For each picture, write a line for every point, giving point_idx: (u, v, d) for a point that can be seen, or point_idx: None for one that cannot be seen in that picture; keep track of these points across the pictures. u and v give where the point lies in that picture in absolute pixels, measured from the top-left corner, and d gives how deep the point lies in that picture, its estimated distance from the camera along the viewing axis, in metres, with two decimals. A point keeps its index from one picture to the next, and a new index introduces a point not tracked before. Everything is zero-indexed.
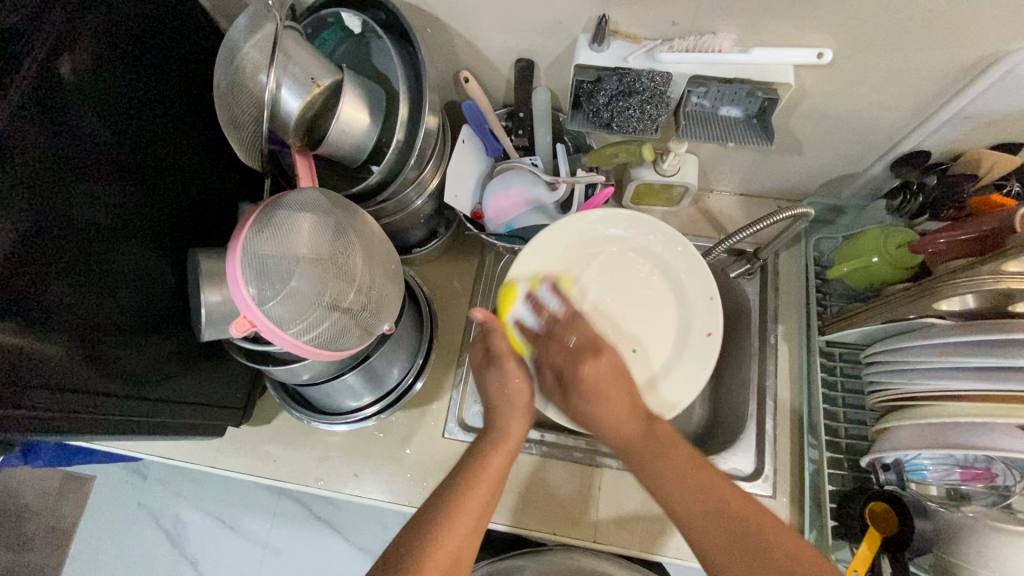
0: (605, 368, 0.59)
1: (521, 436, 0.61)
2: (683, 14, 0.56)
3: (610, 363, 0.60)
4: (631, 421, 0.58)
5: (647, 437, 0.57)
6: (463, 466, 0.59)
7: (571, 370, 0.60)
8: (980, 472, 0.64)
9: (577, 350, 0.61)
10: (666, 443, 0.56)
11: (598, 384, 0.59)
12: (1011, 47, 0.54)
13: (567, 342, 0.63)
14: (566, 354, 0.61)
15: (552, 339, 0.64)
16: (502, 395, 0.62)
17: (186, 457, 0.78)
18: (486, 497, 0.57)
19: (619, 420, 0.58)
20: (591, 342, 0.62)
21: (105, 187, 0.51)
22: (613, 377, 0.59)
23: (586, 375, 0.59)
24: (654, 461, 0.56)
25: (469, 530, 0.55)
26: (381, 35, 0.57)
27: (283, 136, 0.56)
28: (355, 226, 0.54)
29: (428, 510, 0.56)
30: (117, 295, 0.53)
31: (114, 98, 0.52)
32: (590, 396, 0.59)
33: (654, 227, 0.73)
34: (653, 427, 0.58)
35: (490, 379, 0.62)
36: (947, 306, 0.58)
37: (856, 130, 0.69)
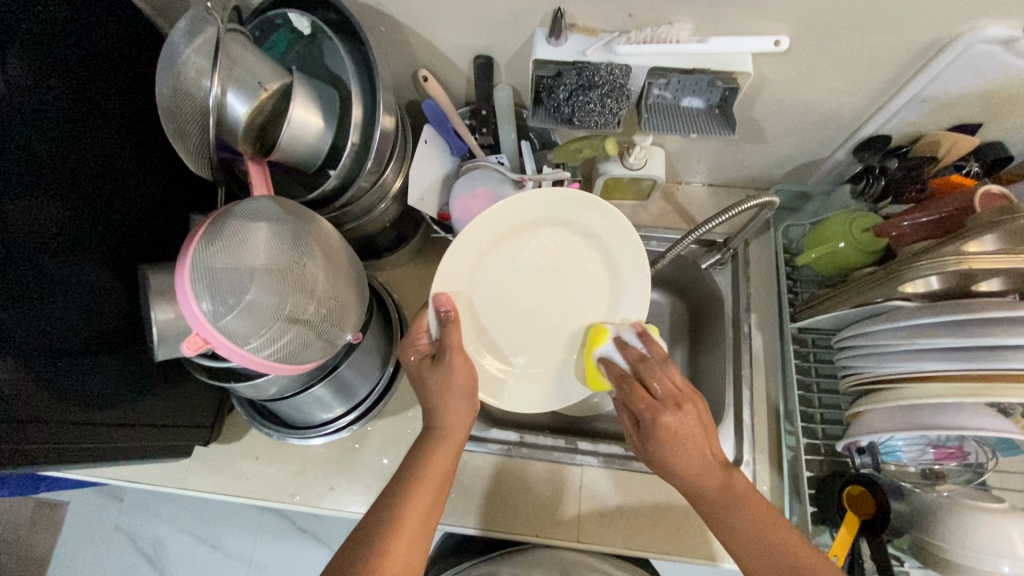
0: (691, 425, 0.57)
1: (464, 433, 0.63)
2: (639, 6, 0.55)
3: (695, 418, 0.58)
4: (711, 470, 0.58)
5: (727, 489, 0.58)
6: (413, 463, 0.59)
7: (650, 420, 0.58)
8: (952, 451, 0.65)
9: (664, 402, 0.58)
10: (743, 494, 0.57)
11: (678, 437, 0.57)
12: (960, 29, 0.54)
13: (654, 389, 0.60)
14: (645, 402, 0.59)
15: (637, 386, 0.61)
16: (447, 389, 0.62)
17: (154, 480, 0.75)
18: (433, 497, 0.58)
19: (694, 469, 0.58)
20: (679, 394, 0.59)
21: (43, 203, 0.48)
22: (693, 433, 0.58)
23: (669, 426, 0.57)
24: (727, 505, 0.57)
25: (423, 524, 0.56)
26: (331, 35, 0.56)
27: (232, 143, 0.54)
28: (312, 234, 0.53)
29: (383, 505, 0.57)
30: (65, 317, 0.50)
31: (47, 109, 0.49)
32: (670, 447, 0.58)
33: (583, 201, 0.64)
34: (732, 473, 0.59)
35: (435, 373, 0.61)
36: (912, 288, 0.59)
37: (817, 116, 0.69)
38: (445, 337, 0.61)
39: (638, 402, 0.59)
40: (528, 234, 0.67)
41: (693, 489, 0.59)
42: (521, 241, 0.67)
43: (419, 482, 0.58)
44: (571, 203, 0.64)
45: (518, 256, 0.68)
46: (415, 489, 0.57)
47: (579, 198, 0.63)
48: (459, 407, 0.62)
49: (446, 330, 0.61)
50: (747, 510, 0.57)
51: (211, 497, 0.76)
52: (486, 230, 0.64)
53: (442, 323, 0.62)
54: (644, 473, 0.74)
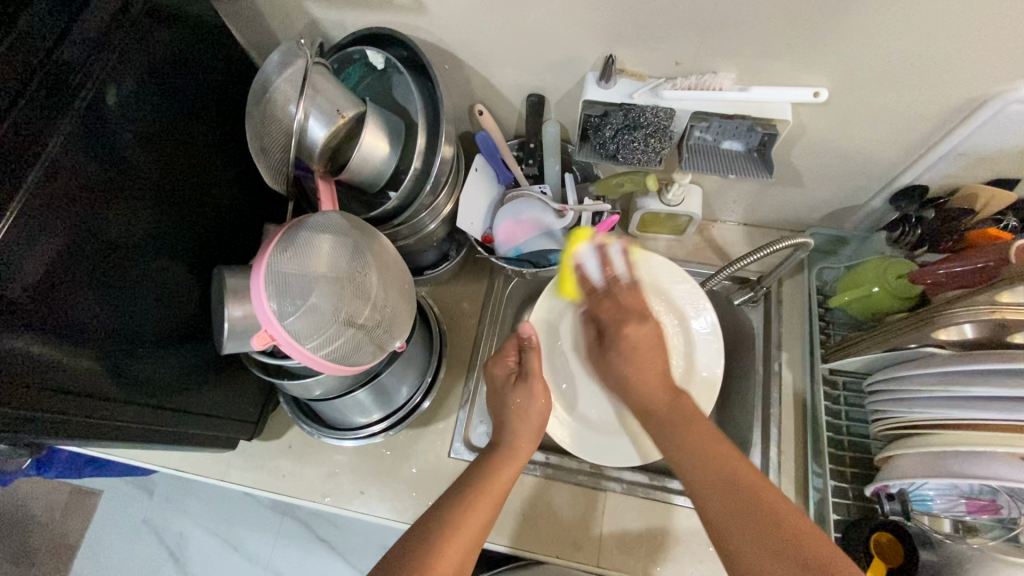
0: (648, 334, 0.66)
1: (528, 456, 0.67)
2: (685, 55, 0.60)
3: (655, 327, 0.67)
4: (661, 390, 0.64)
5: (675, 407, 0.62)
6: (477, 477, 0.62)
7: (615, 329, 0.67)
8: (985, 504, 0.62)
9: (627, 317, 0.68)
10: (691, 413, 0.61)
11: (637, 345, 0.66)
12: (997, 89, 0.56)
13: (621, 300, 0.69)
14: (614, 313, 0.68)
15: (608, 300, 0.69)
16: (523, 408, 0.69)
17: (198, 470, 0.80)
18: (494, 505, 0.60)
19: (651, 384, 0.65)
20: (640, 311, 0.68)
21: (139, 206, 0.55)
22: (653, 342, 0.66)
23: (628, 337, 0.66)
24: (685, 436, 0.58)
25: (478, 533, 0.57)
26: (402, 71, 0.62)
27: (308, 162, 0.60)
28: (372, 248, 0.57)
29: (439, 510, 0.58)
30: (145, 308, 0.56)
31: (153, 124, 0.56)
32: (627, 357, 0.66)
33: (665, 263, 0.80)
34: (681, 396, 0.63)
35: (516, 392, 0.70)
36: (946, 335, 0.59)
37: (854, 164, 0.72)
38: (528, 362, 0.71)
39: (607, 312, 0.69)
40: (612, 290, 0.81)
41: (648, 408, 0.64)
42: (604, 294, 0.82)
43: (485, 488, 0.60)
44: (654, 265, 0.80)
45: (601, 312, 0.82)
46: (482, 494, 0.59)
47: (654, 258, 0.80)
48: (529, 430, 0.68)
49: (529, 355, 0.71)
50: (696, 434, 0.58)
51: (249, 492, 0.80)
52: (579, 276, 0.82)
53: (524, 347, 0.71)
54: (667, 503, 0.75)
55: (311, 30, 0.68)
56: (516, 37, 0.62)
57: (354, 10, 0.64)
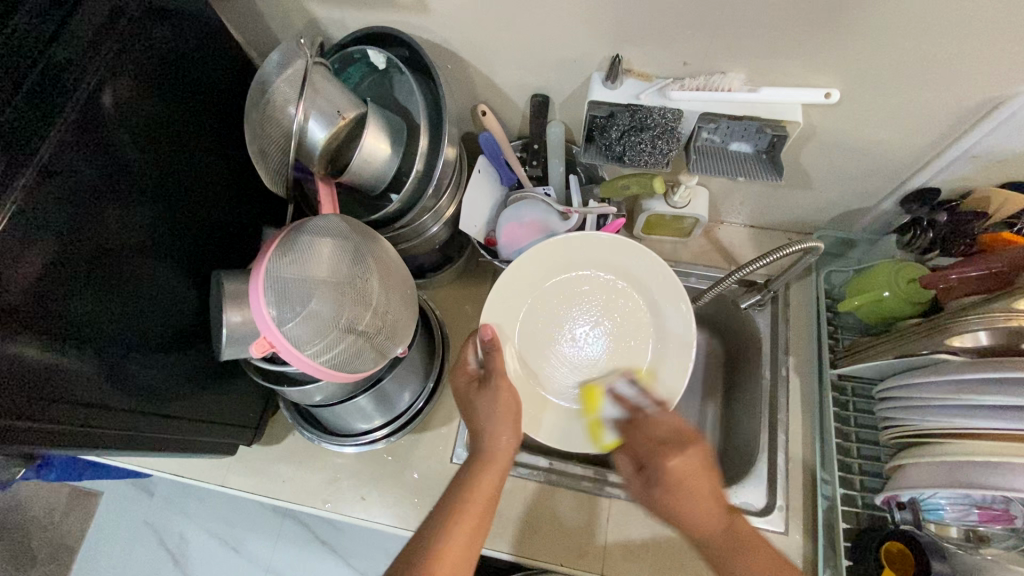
0: (695, 464, 0.56)
1: (509, 461, 0.63)
2: (694, 55, 0.59)
3: (702, 455, 0.57)
4: (717, 513, 0.56)
5: (730, 534, 0.55)
6: (458, 488, 0.60)
7: (659, 463, 0.56)
8: (998, 514, 0.61)
9: (667, 443, 0.58)
10: (753, 541, 0.55)
11: (682, 478, 0.55)
12: (1013, 90, 0.55)
13: (660, 438, 0.59)
14: (646, 446, 0.59)
15: (641, 431, 0.61)
16: (497, 412, 0.64)
17: (197, 475, 0.79)
18: (478, 519, 0.58)
19: (704, 518, 0.55)
20: (678, 438, 0.58)
21: (137, 208, 0.53)
22: (702, 472, 0.56)
23: (673, 471, 0.56)
24: (739, 553, 0.54)
25: (466, 548, 0.56)
26: (404, 72, 0.60)
27: (308, 164, 0.59)
28: (373, 252, 0.56)
29: (427, 527, 0.58)
30: (143, 313, 0.55)
31: (150, 127, 0.55)
32: (681, 476, 0.55)
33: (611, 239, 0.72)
34: (738, 521, 0.56)
35: (484, 397, 0.65)
36: (959, 342, 0.58)
37: (865, 166, 0.70)
38: (491, 362, 0.67)
39: (643, 450, 0.59)
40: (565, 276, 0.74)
41: (701, 533, 0.56)
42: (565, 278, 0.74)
43: (461, 505, 0.58)
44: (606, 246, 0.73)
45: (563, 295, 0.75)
46: (463, 511, 0.58)
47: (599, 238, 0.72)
48: (506, 434, 0.64)
49: (491, 355, 0.67)
50: (755, 556, 0.54)
51: (249, 497, 0.79)
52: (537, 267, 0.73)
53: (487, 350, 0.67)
54: None
55: (312, 28, 0.67)
56: (522, 37, 0.61)
57: (355, 9, 0.62)
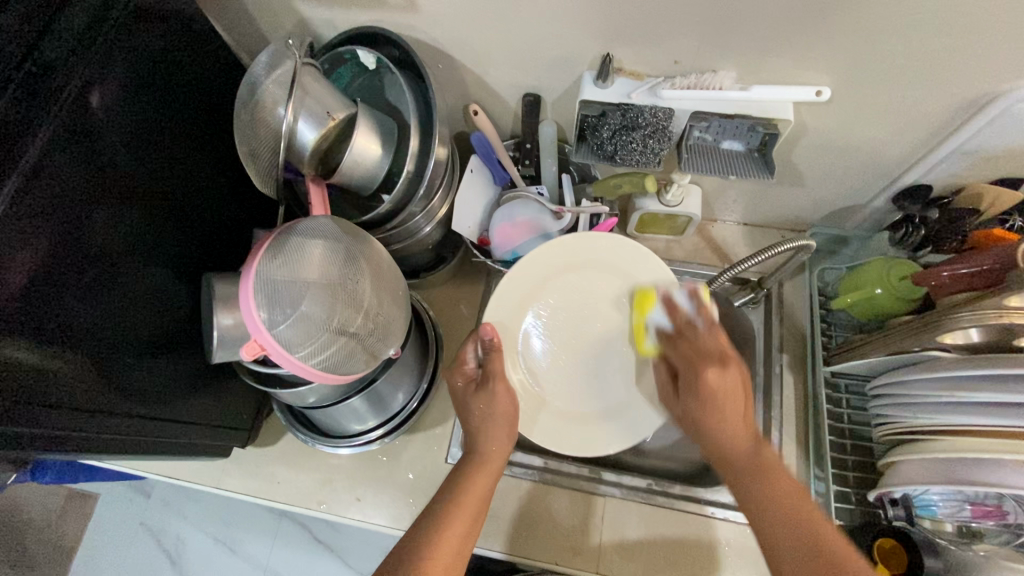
0: (733, 380, 0.58)
1: (503, 461, 0.64)
2: (684, 53, 0.58)
3: (739, 374, 0.59)
4: (744, 434, 0.58)
5: (753, 456, 0.58)
6: (451, 486, 0.61)
7: (694, 373, 0.59)
8: (991, 509, 0.61)
9: (701, 355, 0.60)
10: (765, 468, 0.57)
11: (720, 393, 0.58)
12: (1003, 87, 0.55)
13: (696, 341, 0.62)
14: (691, 354, 0.61)
15: (681, 339, 0.63)
16: (488, 414, 0.64)
17: (191, 477, 0.79)
18: (471, 518, 0.58)
19: (732, 429, 0.58)
20: (718, 352, 0.59)
21: (126, 211, 0.53)
22: (737, 391, 0.58)
23: (711, 382, 0.58)
24: (762, 473, 0.56)
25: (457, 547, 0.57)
26: (394, 72, 0.60)
27: (298, 165, 0.59)
28: (364, 253, 0.56)
29: (420, 526, 0.58)
30: (133, 316, 0.55)
31: (139, 128, 0.54)
32: (704, 403, 0.58)
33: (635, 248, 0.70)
34: (762, 444, 0.58)
35: (479, 398, 0.65)
36: (951, 339, 0.58)
37: (857, 163, 0.70)
38: (491, 363, 0.66)
39: (682, 359, 0.62)
40: (581, 275, 0.71)
41: (727, 452, 0.58)
42: (578, 279, 0.71)
43: (458, 502, 0.59)
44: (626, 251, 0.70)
45: (571, 290, 0.71)
46: (455, 509, 0.58)
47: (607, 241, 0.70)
48: (500, 438, 0.64)
49: (492, 356, 0.66)
50: (774, 476, 0.56)
51: (243, 499, 0.79)
52: (549, 260, 0.70)
53: (487, 348, 0.66)
54: (668, 508, 0.74)
55: (301, 29, 0.67)
56: (512, 36, 0.61)
57: (344, 9, 0.62)
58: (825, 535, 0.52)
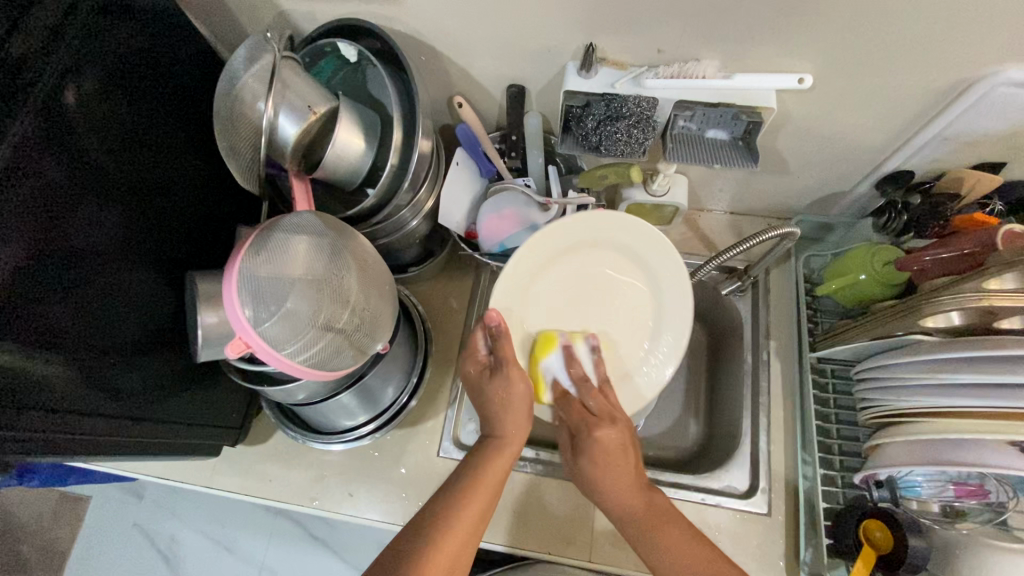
0: (614, 440, 0.62)
1: (522, 444, 0.64)
2: (667, 43, 0.58)
3: (626, 434, 0.63)
4: (636, 491, 0.61)
5: (649, 509, 0.60)
6: (467, 469, 0.61)
7: (586, 434, 0.63)
8: (975, 489, 0.64)
9: (598, 417, 0.64)
10: (660, 523, 0.59)
11: (608, 451, 0.62)
12: (982, 72, 0.56)
13: (589, 404, 0.65)
14: (581, 417, 0.64)
15: (580, 406, 0.65)
16: (507, 398, 0.64)
17: (182, 477, 0.78)
18: (487, 502, 0.59)
19: (626, 491, 0.61)
20: (610, 414, 0.64)
21: (105, 209, 0.52)
22: (622, 450, 0.62)
23: (602, 440, 0.62)
24: (654, 534, 0.58)
25: (472, 529, 0.57)
26: (376, 64, 0.59)
27: (281, 161, 0.58)
28: (350, 248, 0.56)
29: (432, 508, 0.58)
30: (117, 316, 0.54)
31: (117, 123, 0.53)
32: (598, 464, 0.62)
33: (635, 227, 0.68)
34: (654, 496, 0.61)
35: (494, 384, 0.64)
36: (932, 323, 0.59)
37: (840, 150, 0.71)
38: (501, 349, 0.65)
39: (577, 418, 0.65)
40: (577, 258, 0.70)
41: (620, 509, 0.61)
42: (586, 257, 0.71)
43: (474, 486, 0.59)
44: (636, 236, 0.69)
45: (577, 272, 0.71)
46: (472, 492, 0.58)
47: (636, 223, 0.68)
48: (518, 419, 0.64)
49: (501, 342, 0.65)
50: (665, 534, 0.58)
51: (236, 497, 0.78)
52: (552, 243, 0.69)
53: (495, 336, 0.66)
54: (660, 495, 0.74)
55: (280, 21, 0.66)
56: (495, 27, 0.60)
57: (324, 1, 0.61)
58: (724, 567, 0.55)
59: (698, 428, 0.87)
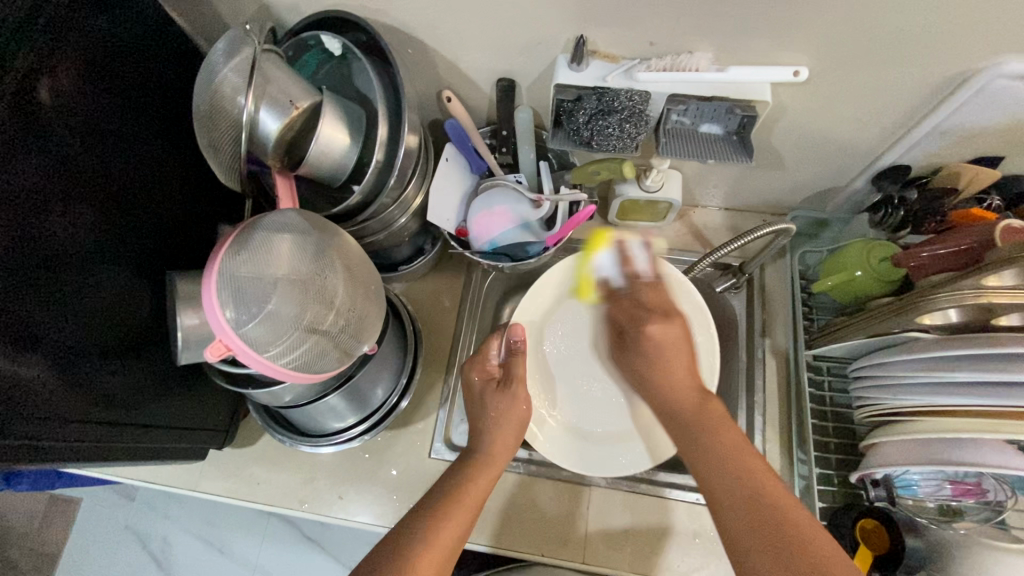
0: (674, 331, 0.63)
1: (505, 464, 0.64)
2: (659, 34, 0.57)
3: (681, 327, 0.63)
4: (689, 391, 0.61)
5: (703, 410, 0.59)
6: (451, 485, 0.60)
7: (635, 330, 0.64)
8: (971, 488, 0.63)
9: (652, 312, 0.64)
10: (750, 454, 0.53)
11: (664, 343, 0.62)
12: (979, 64, 0.54)
13: (643, 300, 0.66)
14: (632, 311, 0.66)
15: (627, 303, 0.67)
16: (503, 415, 0.66)
17: (169, 481, 0.77)
18: (469, 518, 0.57)
19: (682, 385, 0.61)
20: (664, 309, 0.65)
21: (82, 208, 0.50)
22: (679, 342, 0.62)
23: (652, 335, 0.63)
24: (706, 420, 0.57)
25: (453, 545, 0.55)
26: (360, 57, 0.58)
27: (263, 157, 0.56)
28: (335, 247, 0.54)
29: (413, 524, 0.56)
30: (95, 318, 0.52)
31: (92, 119, 0.51)
32: (646, 355, 0.63)
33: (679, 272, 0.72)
34: (709, 404, 0.59)
35: (498, 398, 0.67)
36: (930, 319, 0.58)
37: (836, 145, 0.70)
38: (514, 365, 0.70)
39: (625, 316, 0.66)
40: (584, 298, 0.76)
41: (670, 408, 0.61)
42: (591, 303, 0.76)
43: (456, 502, 0.58)
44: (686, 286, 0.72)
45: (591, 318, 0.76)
46: (454, 507, 0.57)
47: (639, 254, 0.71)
48: (507, 439, 0.65)
49: (515, 358, 0.70)
50: (731, 434, 0.55)
51: (225, 501, 0.77)
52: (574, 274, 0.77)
53: (512, 350, 0.71)
54: (654, 496, 0.73)
55: (262, 14, 0.64)
56: (482, 20, 0.59)
57: None
58: (777, 496, 0.50)
59: None
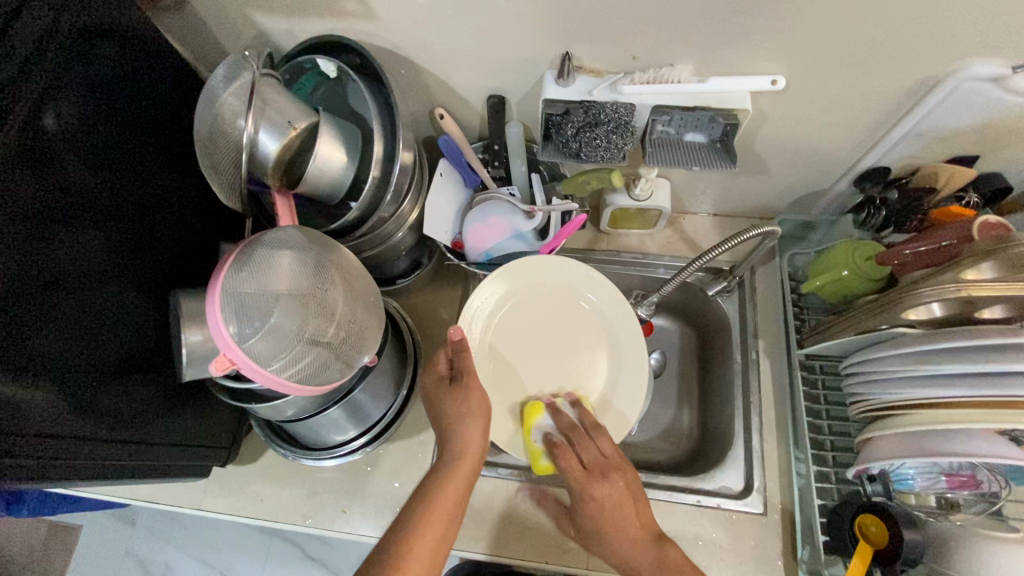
0: (611, 492, 0.61)
1: (479, 459, 0.63)
2: (641, 49, 0.59)
3: (626, 488, 0.61)
4: (645, 546, 0.59)
5: (659, 561, 0.58)
6: (421, 495, 0.60)
7: (583, 491, 0.61)
8: (966, 480, 0.64)
9: (592, 470, 0.63)
10: (673, 566, 0.57)
11: (608, 507, 0.60)
12: (948, 69, 0.57)
13: (582, 459, 0.64)
14: (574, 463, 0.63)
15: (572, 450, 0.65)
16: (463, 411, 0.64)
17: (173, 500, 0.77)
18: (445, 528, 0.59)
19: (630, 546, 0.59)
20: (603, 463, 0.63)
21: (86, 231, 0.52)
22: (626, 499, 0.61)
23: (597, 496, 0.61)
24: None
25: (432, 554, 0.57)
26: (355, 79, 0.60)
27: (263, 177, 0.58)
28: (334, 261, 0.56)
29: (391, 539, 0.58)
30: (100, 338, 0.53)
31: (96, 145, 0.53)
32: (603, 520, 0.60)
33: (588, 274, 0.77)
34: (665, 544, 0.59)
35: (449, 397, 0.65)
36: (914, 314, 0.60)
37: (816, 149, 0.72)
38: (462, 363, 0.67)
39: (570, 471, 0.63)
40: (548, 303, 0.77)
41: (621, 556, 0.59)
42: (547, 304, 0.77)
43: (428, 513, 0.58)
44: (583, 277, 0.77)
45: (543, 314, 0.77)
46: (430, 520, 0.58)
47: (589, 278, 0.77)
48: (474, 431, 0.63)
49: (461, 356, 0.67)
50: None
51: (228, 518, 0.77)
52: (550, 275, 0.76)
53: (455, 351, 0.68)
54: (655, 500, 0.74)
55: (260, 40, 0.67)
56: (472, 39, 0.61)
57: (302, 18, 0.62)
58: None
59: (693, 430, 0.87)
